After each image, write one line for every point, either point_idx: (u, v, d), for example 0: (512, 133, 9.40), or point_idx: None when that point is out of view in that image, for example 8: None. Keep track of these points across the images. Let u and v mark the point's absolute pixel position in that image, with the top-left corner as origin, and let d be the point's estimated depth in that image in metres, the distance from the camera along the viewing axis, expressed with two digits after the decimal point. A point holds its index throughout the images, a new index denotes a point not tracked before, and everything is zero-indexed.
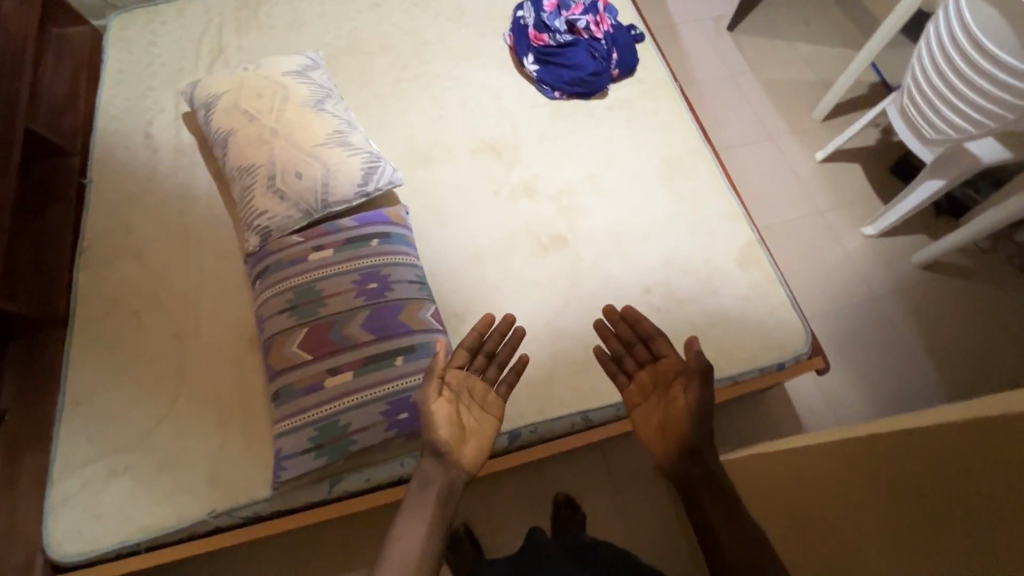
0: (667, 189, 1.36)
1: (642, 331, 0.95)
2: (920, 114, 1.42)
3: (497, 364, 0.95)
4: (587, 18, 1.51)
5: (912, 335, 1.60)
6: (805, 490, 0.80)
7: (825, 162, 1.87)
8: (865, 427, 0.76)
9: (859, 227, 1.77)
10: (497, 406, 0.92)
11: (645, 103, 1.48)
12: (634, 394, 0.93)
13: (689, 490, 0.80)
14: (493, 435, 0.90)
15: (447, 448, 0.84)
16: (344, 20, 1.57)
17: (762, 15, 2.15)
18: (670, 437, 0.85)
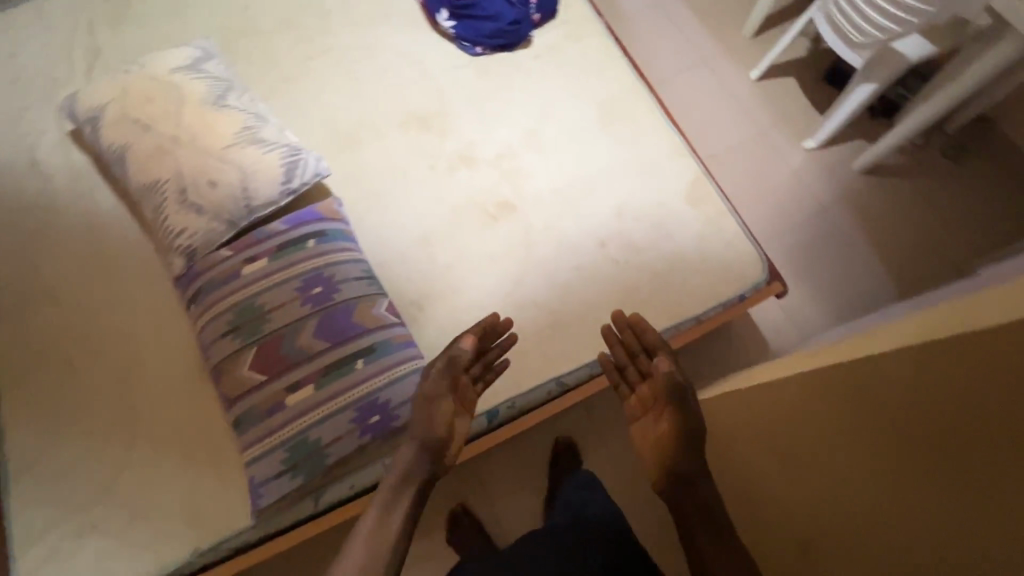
0: (608, 135, 1.32)
1: (646, 340, 0.99)
2: (851, 19, 1.41)
3: (486, 368, 0.97)
4: None
5: (860, 241, 1.65)
6: (782, 423, 0.82)
7: (761, 80, 1.85)
8: (829, 356, 0.78)
9: (801, 141, 1.77)
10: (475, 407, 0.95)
11: (573, 46, 1.41)
12: (634, 406, 0.98)
13: (681, 517, 0.83)
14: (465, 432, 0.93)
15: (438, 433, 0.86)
16: None
17: None
18: (658, 459, 0.89)
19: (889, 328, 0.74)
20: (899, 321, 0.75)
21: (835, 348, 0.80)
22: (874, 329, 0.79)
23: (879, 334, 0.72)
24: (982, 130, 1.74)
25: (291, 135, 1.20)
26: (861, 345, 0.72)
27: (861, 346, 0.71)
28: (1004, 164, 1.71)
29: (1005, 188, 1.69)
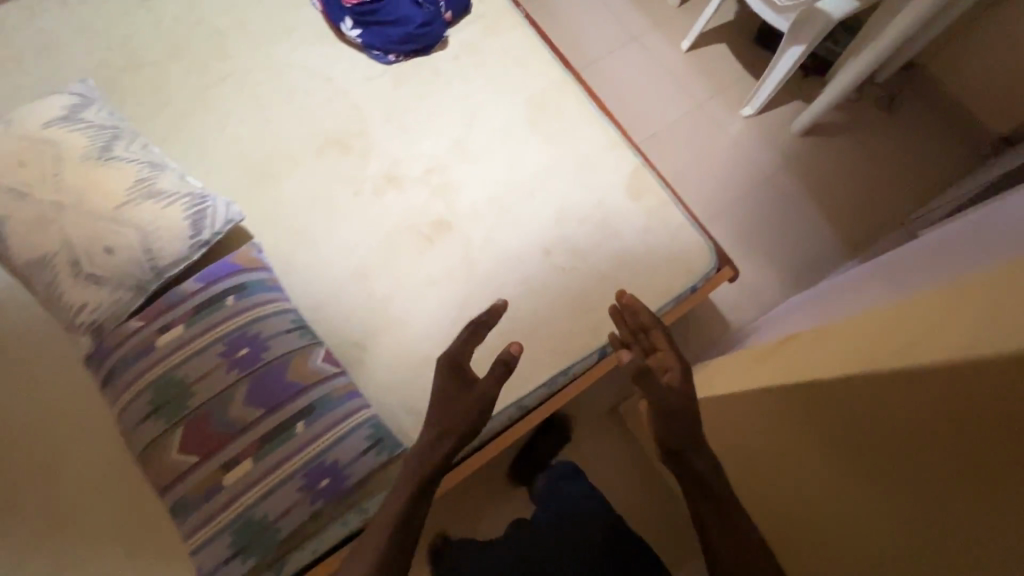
0: (539, 134, 1.25)
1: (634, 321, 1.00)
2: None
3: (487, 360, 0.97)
4: None
5: (805, 205, 1.65)
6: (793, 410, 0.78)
7: (692, 50, 1.80)
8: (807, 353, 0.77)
9: (738, 109, 1.74)
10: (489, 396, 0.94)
11: (491, 42, 1.33)
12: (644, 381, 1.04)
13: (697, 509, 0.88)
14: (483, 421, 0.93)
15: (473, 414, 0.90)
16: (111, 29, 1.27)
17: None
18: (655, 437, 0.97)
19: (856, 317, 0.74)
20: (865, 311, 0.74)
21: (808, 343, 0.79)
22: (841, 317, 0.79)
23: (849, 327, 0.72)
24: (913, 77, 1.74)
25: (195, 179, 1.10)
26: (836, 343, 0.71)
27: (836, 344, 0.71)
28: (936, 109, 1.72)
29: (940, 133, 1.70)
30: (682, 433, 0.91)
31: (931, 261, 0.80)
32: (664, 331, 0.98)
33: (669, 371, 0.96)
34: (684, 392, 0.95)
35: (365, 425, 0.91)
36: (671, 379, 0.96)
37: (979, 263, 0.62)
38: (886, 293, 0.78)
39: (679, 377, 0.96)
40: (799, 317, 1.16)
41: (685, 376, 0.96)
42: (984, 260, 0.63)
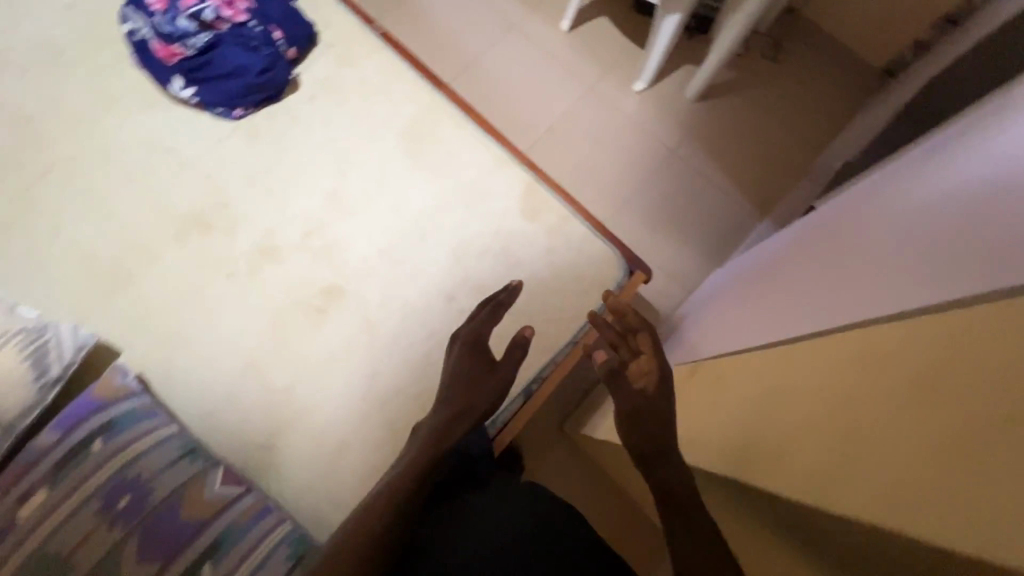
0: (420, 167, 1.16)
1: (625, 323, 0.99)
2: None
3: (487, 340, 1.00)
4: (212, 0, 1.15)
5: (712, 173, 1.63)
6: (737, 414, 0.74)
7: (574, 30, 1.72)
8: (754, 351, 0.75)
9: (631, 85, 1.69)
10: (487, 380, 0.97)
11: (349, 72, 1.21)
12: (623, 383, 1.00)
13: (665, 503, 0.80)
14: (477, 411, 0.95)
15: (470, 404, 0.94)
16: None
17: None
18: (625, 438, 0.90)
19: (789, 308, 0.72)
20: (793, 298, 0.73)
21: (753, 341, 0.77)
22: (775, 308, 0.78)
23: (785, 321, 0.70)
24: (792, 21, 1.72)
25: (31, 305, 0.96)
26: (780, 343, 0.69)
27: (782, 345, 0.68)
28: (819, 51, 1.71)
29: (826, 75, 1.70)
30: (655, 437, 0.85)
31: (840, 230, 0.80)
32: (648, 333, 0.96)
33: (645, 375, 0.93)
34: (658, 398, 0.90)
35: (281, 547, 0.83)
36: (645, 385, 0.92)
37: (890, 241, 0.62)
38: (806, 273, 0.77)
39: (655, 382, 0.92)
40: (730, 295, 1.15)
41: (663, 383, 0.92)
42: (890, 234, 0.63)
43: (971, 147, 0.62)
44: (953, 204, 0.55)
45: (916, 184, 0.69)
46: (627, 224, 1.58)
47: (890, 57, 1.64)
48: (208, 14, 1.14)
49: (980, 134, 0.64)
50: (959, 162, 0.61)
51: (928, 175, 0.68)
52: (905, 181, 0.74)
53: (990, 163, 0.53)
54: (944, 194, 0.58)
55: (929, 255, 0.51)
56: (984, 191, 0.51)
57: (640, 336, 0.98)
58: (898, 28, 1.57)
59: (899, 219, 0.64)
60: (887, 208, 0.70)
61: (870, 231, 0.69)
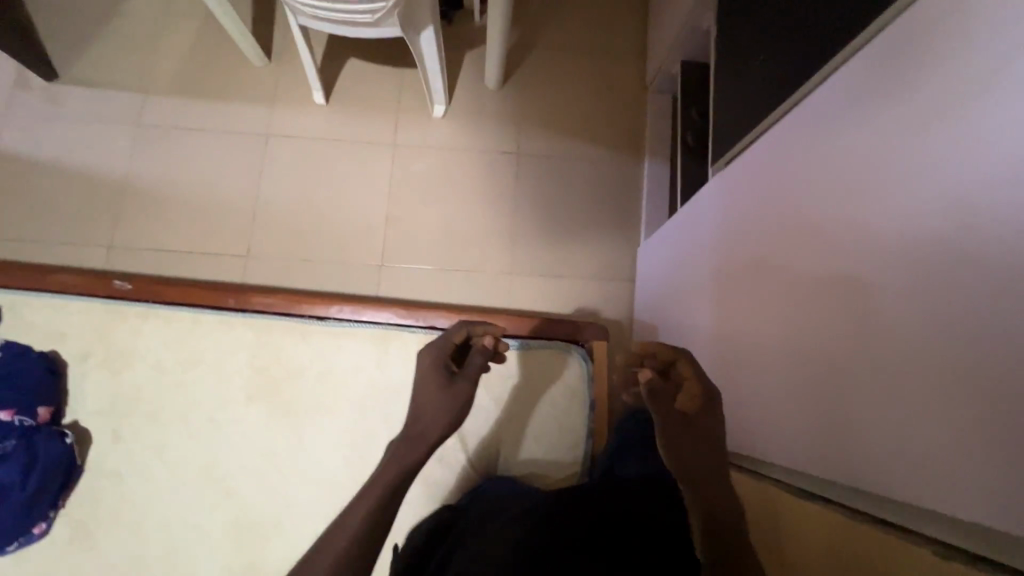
0: (303, 414, 0.90)
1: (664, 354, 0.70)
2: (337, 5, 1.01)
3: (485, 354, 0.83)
4: None
5: (568, 147, 1.44)
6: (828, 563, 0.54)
7: (332, 96, 1.40)
8: (781, 366, 0.66)
9: (430, 114, 1.42)
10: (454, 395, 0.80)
11: (134, 371, 0.89)
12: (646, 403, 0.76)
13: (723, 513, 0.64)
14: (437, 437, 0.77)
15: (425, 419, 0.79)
16: None
17: (62, 30, 1.38)
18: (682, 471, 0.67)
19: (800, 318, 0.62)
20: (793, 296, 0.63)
21: (775, 354, 0.67)
22: (776, 324, 0.67)
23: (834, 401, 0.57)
24: None
25: None
26: (807, 380, 0.61)
27: (819, 366, 0.59)
28: None
29: None
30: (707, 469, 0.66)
31: (781, 180, 0.69)
32: (688, 356, 0.70)
33: (685, 399, 0.68)
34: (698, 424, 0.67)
35: None
36: (692, 412, 0.68)
37: (871, 234, 0.51)
38: (779, 252, 0.67)
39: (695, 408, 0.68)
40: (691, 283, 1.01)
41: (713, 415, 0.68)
42: (868, 218, 0.52)
43: (897, 100, 0.50)
44: (945, 197, 0.43)
45: (849, 124, 0.56)
46: (531, 255, 1.39)
47: None
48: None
49: (908, 51, 0.50)
50: (907, 108, 0.48)
51: (851, 130, 0.56)
52: (827, 109, 0.61)
53: (972, 139, 0.41)
54: (915, 204, 0.46)
55: (965, 292, 0.41)
56: (992, 232, 0.39)
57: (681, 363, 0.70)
58: None
59: (861, 215, 0.53)
60: (830, 163, 0.59)
61: (829, 201, 0.58)
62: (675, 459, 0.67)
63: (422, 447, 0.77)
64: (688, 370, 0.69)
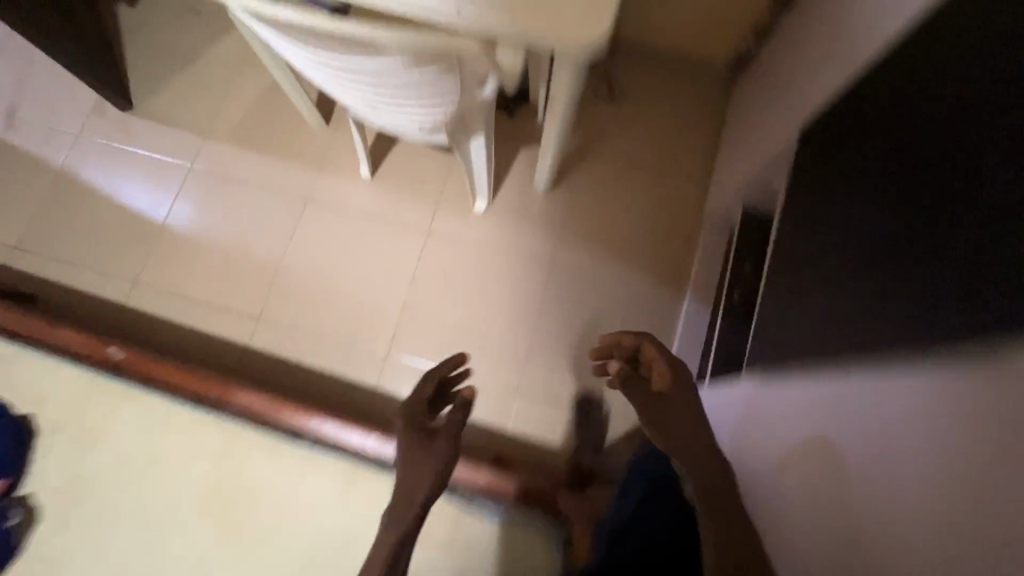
0: (250, 539, 0.84)
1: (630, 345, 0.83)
2: (390, 117, 0.97)
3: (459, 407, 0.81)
4: None
5: (605, 267, 1.36)
6: None
7: (377, 171, 1.39)
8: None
9: (471, 207, 1.37)
10: (436, 459, 0.76)
11: (99, 454, 0.87)
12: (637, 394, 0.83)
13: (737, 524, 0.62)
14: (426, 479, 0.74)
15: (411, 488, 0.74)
16: None
17: (143, 66, 1.44)
18: (664, 435, 0.70)
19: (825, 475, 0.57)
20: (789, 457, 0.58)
21: (801, 491, 0.62)
22: None
23: None
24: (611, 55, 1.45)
25: None
26: None
27: (841, 527, 0.54)
28: (658, 69, 1.44)
29: (679, 94, 1.43)
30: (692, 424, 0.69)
31: (817, 484, 0.59)
32: (649, 340, 0.80)
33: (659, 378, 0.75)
34: (671, 399, 0.72)
35: None
36: (661, 386, 0.74)
37: None
38: (812, 482, 0.60)
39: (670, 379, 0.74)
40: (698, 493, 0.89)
41: (680, 386, 0.73)
42: (909, 414, 0.47)
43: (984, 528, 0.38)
44: (999, 459, 0.39)
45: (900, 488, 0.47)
46: (543, 375, 1.30)
47: (734, 49, 1.37)
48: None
49: (968, 348, 0.42)
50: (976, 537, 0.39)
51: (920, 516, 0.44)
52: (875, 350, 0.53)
53: None
54: None
55: None
56: None
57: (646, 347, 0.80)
58: (729, 21, 1.30)
59: None
60: (878, 328, 0.53)
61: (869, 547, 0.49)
62: (656, 430, 0.71)
63: (410, 513, 0.71)
64: (652, 352, 0.79)
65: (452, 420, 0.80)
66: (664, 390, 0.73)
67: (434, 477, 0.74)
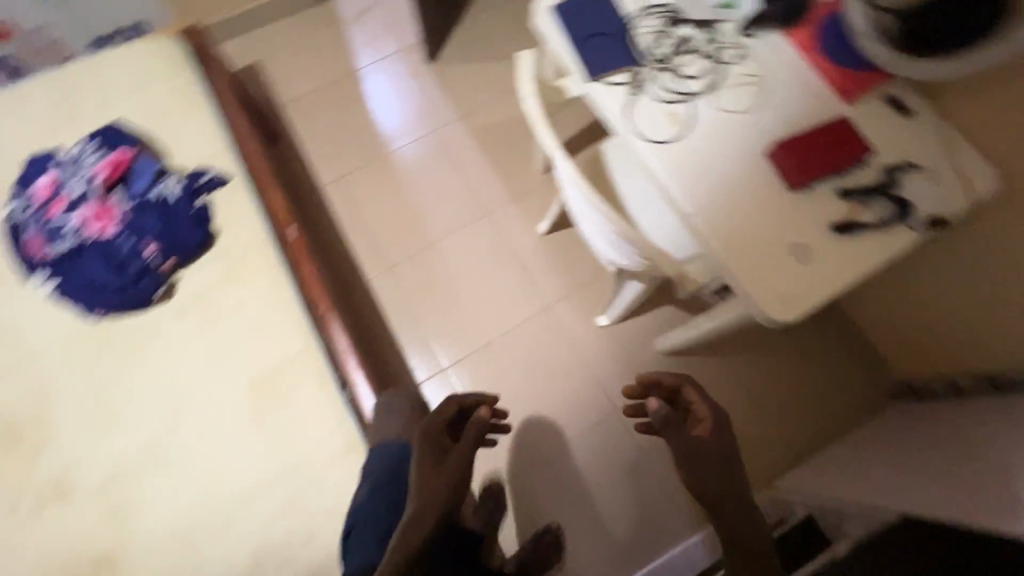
0: (258, 430, 1.01)
1: (667, 384, 0.97)
2: (599, 238, 1.00)
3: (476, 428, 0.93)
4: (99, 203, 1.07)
5: (654, 448, 1.37)
6: None
7: (550, 233, 1.53)
8: None
9: (594, 315, 1.46)
10: (449, 473, 0.87)
11: (227, 291, 1.09)
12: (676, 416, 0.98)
13: None
14: (442, 486, 0.85)
15: (431, 493, 0.84)
16: None
17: (466, 40, 1.73)
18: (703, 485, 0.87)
19: None
20: None
21: None
22: None
23: None
24: None
25: None
26: None
27: None
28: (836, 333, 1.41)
29: (831, 366, 1.39)
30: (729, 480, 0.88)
31: None
32: (691, 385, 0.96)
33: (703, 424, 0.92)
34: (714, 449, 0.88)
35: None
36: (701, 430, 0.90)
37: None
38: None
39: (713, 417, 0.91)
40: None
41: (721, 432, 0.89)
42: None
43: None
44: None
45: None
46: (536, 487, 1.35)
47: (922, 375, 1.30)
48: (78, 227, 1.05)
49: None
50: None
51: None
52: None
53: None
54: None
55: None
56: None
57: (686, 389, 0.96)
58: (931, 352, 1.24)
59: None
60: None
61: None
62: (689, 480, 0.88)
63: (428, 520, 0.82)
64: (693, 396, 0.95)
65: (469, 431, 0.92)
66: (707, 441, 0.88)
67: (448, 489, 0.85)
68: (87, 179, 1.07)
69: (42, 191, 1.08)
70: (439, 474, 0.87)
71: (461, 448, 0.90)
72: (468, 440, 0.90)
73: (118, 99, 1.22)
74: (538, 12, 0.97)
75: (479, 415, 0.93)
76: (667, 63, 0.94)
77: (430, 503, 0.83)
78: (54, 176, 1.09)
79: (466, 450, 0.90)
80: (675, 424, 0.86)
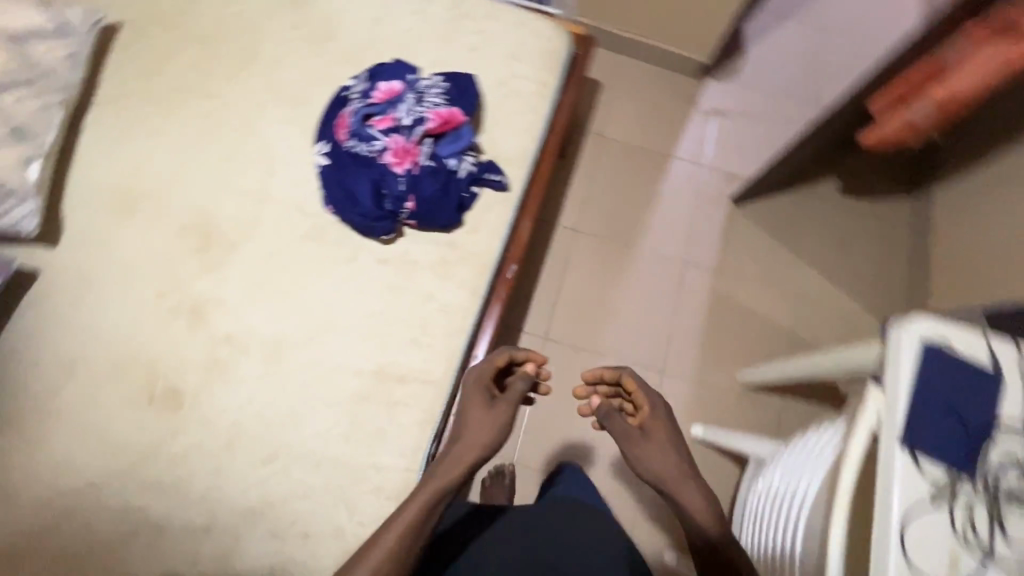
0: (352, 411, 1.00)
1: (609, 378, 1.03)
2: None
3: (526, 381, 0.98)
4: (410, 139, 1.07)
5: None
6: None
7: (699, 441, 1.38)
8: None
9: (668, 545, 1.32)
10: (491, 429, 0.92)
11: (429, 277, 1.08)
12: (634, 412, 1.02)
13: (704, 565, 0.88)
14: (482, 440, 0.91)
15: (470, 449, 0.90)
16: None
17: (783, 212, 1.58)
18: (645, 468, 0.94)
19: None
20: None
21: None
22: None
23: None
24: None
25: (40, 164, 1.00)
26: None
27: None
28: None
29: None
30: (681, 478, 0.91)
31: None
32: (625, 373, 1.01)
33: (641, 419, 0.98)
34: (658, 439, 0.95)
35: None
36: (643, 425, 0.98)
37: None
38: None
39: (649, 413, 0.98)
40: None
41: (665, 426, 0.96)
42: None
43: None
44: None
45: None
46: None
47: None
48: (381, 142, 1.06)
49: None
50: None
51: None
52: None
53: None
54: None
55: None
56: None
57: (627, 378, 1.01)
58: None
59: None
60: None
61: None
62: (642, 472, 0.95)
63: (455, 471, 0.88)
64: (632, 386, 1.00)
65: (521, 382, 0.97)
66: (642, 436, 0.96)
67: (486, 443, 0.91)
68: (418, 111, 1.08)
69: (381, 90, 1.10)
70: (482, 429, 0.91)
71: (508, 401, 0.96)
72: (513, 391, 0.95)
73: (488, 56, 1.23)
74: (902, 335, 0.80)
75: (523, 359, 1.00)
76: (995, 508, 0.75)
77: (463, 458, 0.89)
78: (398, 85, 1.10)
79: (508, 406, 0.95)
80: (610, 420, 0.99)
